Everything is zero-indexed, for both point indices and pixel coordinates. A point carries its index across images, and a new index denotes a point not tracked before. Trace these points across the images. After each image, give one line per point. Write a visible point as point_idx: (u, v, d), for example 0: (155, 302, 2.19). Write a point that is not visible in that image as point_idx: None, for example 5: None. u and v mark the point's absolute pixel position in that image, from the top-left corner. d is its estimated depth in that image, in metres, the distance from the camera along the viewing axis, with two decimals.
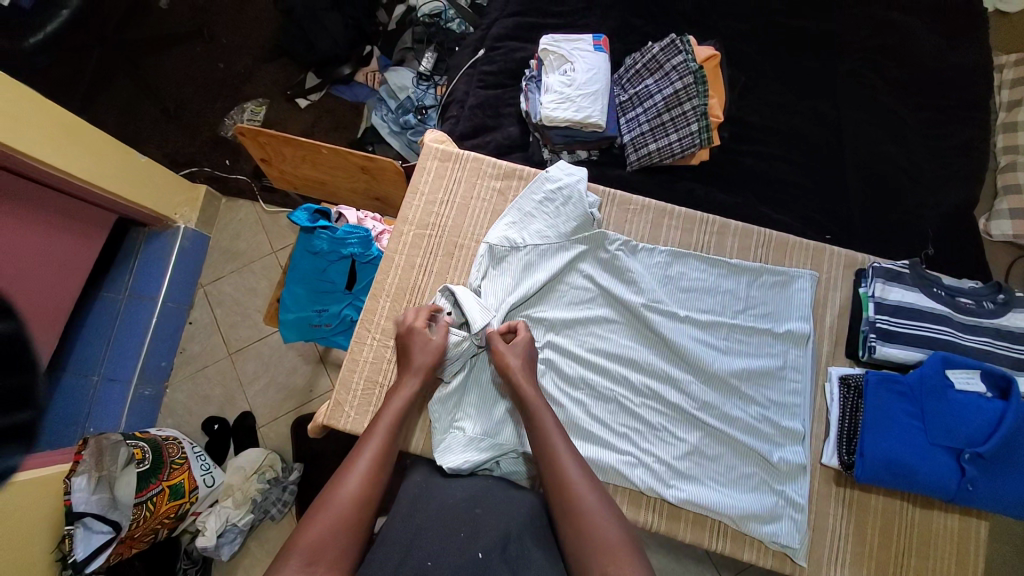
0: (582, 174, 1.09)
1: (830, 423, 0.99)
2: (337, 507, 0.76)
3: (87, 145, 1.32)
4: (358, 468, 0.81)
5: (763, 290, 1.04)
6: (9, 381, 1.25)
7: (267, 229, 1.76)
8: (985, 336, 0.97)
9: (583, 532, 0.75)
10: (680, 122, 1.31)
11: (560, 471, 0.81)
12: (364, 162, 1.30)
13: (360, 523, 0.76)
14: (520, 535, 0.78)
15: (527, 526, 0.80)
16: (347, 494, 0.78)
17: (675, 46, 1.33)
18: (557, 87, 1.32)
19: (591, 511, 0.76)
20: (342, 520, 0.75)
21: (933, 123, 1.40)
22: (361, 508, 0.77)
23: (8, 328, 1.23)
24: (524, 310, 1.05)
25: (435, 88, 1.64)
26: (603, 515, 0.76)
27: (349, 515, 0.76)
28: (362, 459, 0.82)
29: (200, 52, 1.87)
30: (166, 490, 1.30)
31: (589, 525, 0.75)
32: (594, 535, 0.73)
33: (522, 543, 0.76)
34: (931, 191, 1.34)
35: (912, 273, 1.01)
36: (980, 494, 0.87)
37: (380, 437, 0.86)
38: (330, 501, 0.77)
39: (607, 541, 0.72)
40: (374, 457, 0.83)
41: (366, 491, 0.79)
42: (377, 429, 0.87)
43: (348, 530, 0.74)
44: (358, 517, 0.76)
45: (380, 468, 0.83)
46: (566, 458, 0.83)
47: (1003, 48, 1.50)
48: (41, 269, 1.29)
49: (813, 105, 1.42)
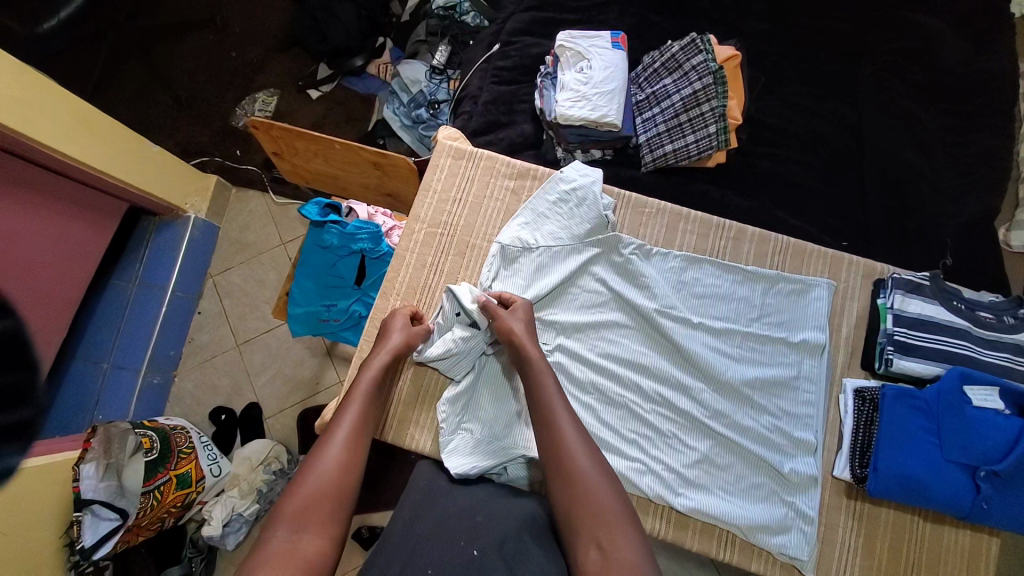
0: (597, 176, 1.07)
1: (843, 436, 0.97)
2: (319, 478, 0.76)
3: (99, 133, 1.31)
4: (338, 438, 0.82)
5: (779, 298, 1.03)
6: (7, 379, 1.22)
7: (276, 220, 1.75)
8: (1006, 352, 0.95)
9: (571, 494, 0.74)
10: (698, 124, 1.28)
11: (555, 431, 0.80)
12: (377, 158, 1.29)
13: (344, 492, 0.77)
14: (518, 534, 0.78)
15: (528, 527, 0.80)
16: (329, 463, 0.78)
17: (695, 45, 1.30)
18: (572, 85, 1.30)
19: (582, 471, 0.75)
20: (326, 489, 0.75)
21: (958, 129, 1.36)
22: (345, 477, 0.78)
23: (7, 326, 1.21)
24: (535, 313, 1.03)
25: (447, 83, 1.63)
26: (593, 475, 0.75)
27: (333, 485, 0.76)
28: (340, 428, 0.83)
29: (212, 41, 1.86)
30: (174, 479, 1.31)
31: (580, 487, 0.74)
32: (585, 499, 0.73)
33: (519, 541, 0.76)
34: (953, 199, 1.31)
35: (933, 286, 0.99)
36: (994, 513, 0.85)
37: (357, 408, 0.87)
38: (313, 470, 0.77)
39: (596, 503, 0.72)
40: (353, 427, 0.84)
41: (348, 461, 0.80)
42: (354, 400, 0.88)
43: (333, 499, 0.75)
44: (343, 485, 0.77)
45: (360, 438, 0.83)
46: (561, 419, 0.82)
47: None
48: (49, 256, 1.28)
49: (834, 108, 1.39)
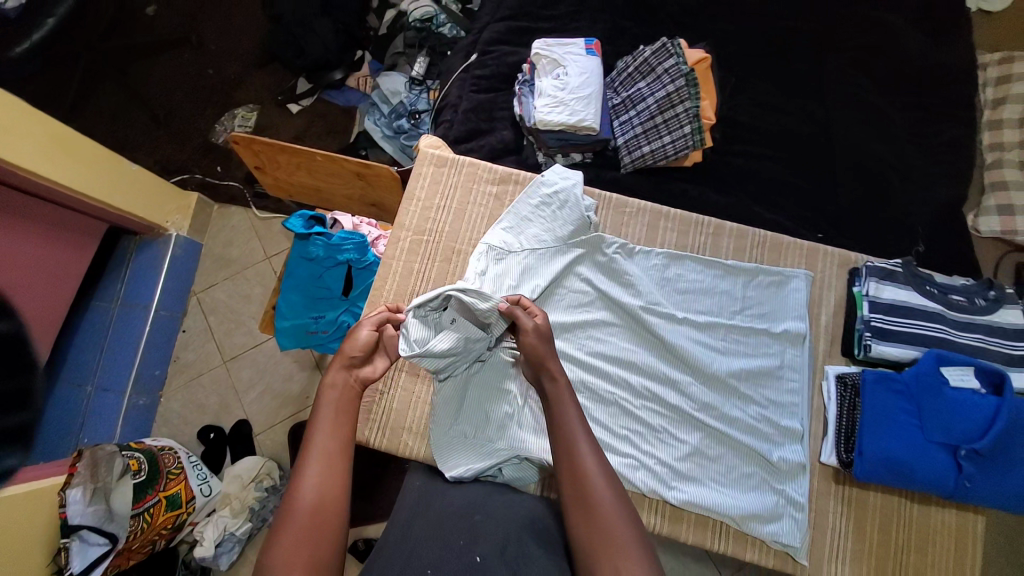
0: (577, 179, 1.10)
1: (827, 422, 0.99)
2: (298, 517, 0.70)
3: (77, 153, 1.30)
4: (311, 469, 0.75)
5: (759, 290, 1.05)
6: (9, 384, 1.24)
7: (260, 235, 1.74)
8: (978, 332, 0.98)
9: (590, 522, 0.74)
10: (673, 124, 1.32)
11: (576, 460, 0.78)
12: (360, 168, 1.29)
13: (329, 525, 0.71)
14: (518, 536, 0.79)
15: (529, 530, 0.81)
16: (305, 497, 0.72)
17: (666, 49, 1.34)
18: (549, 91, 1.32)
19: (602, 502, 0.75)
20: (306, 527, 0.69)
21: (922, 121, 1.42)
22: (325, 510, 0.72)
23: (6, 328, 1.22)
24: None
25: (427, 93, 1.64)
26: (612, 506, 0.74)
27: (314, 521, 0.70)
28: (314, 453, 0.76)
29: (188, 58, 1.85)
30: (163, 501, 1.28)
31: (599, 517, 0.73)
32: (604, 531, 0.72)
33: (521, 545, 0.77)
34: (921, 188, 1.36)
35: (905, 272, 1.02)
36: (976, 490, 0.88)
37: (325, 430, 0.79)
38: (291, 509, 0.71)
39: (614, 535, 0.72)
40: (325, 453, 0.77)
41: (326, 490, 0.73)
42: (323, 421, 0.80)
43: (317, 537, 0.69)
44: (328, 515, 0.72)
45: (334, 463, 0.76)
46: (582, 447, 0.80)
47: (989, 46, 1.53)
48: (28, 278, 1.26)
49: (803, 106, 1.44)
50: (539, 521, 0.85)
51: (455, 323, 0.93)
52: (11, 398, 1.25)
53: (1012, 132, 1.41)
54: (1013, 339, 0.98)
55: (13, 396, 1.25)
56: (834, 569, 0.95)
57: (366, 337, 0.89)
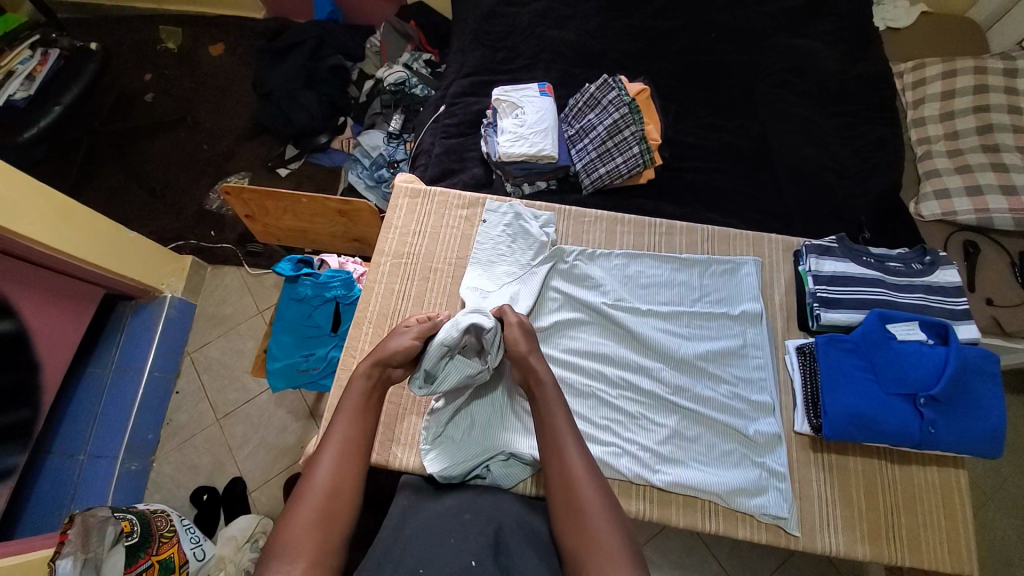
0: (515, 209, 1.24)
1: (795, 392, 1.05)
2: (311, 502, 0.75)
3: (81, 225, 1.39)
4: (327, 457, 0.80)
5: (714, 278, 1.15)
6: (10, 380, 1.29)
7: (252, 290, 1.83)
8: (919, 292, 1.07)
9: (576, 531, 0.75)
10: (623, 147, 1.46)
11: (567, 468, 0.81)
12: (342, 206, 1.42)
13: (338, 513, 0.75)
14: (506, 539, 0.78)
15: (517, 530, 0.80)
16: (319, 483, 0.77)
17: (608, 84, 1.52)
18: (511, 128, 1.48)
19: (591, 511, 0.76)
20: (318, 511, 0.74)
21: (846, 127, 1.59)
22: (336, 497, 0.76)
23: (9, 327, 1.28)
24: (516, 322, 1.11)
25: (404, 144, 1.81)
26: (601, 513, 0.75)
27: (326, 506, 0.75)
28: (330, 444, 0.82)
29: (184, 137, 2.04)
30: (156, 564, 1.25)
31: (587, 525, 0.75)
32: (592, 540, 0.73)
33: (509, 550, 0.76)
34: (856, 187, 1.50)
35: (842, 247, 1.12)
36: (942, 435, 0.92)
37: (343, 425, 0.85)
38: (305, 493, 0.76)
39: (602, 541, 0.73)
40: (342, 443, 0.82)
41: (339, 479, 0.78)
42: (344, 416, 0.87)
43: (325, 524, 0.74)
44: (338, 506, 0.76)
45: (351, 453, 0.82)
46: (573, 456, 0.82)
47: (901, 56, 1.71)
48: (28, 342, 1.32)
49: (739, 124, 1.61)
50: (529, 524, 0.83)
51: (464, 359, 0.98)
52: (8, 393, 1.28)
53: (934, 126, 1.55)
54: (953, 296, 1.06)
55: (10, 393, 1.29)
56: (829, 540, 0.96)
57: (404, 346, 0.96)
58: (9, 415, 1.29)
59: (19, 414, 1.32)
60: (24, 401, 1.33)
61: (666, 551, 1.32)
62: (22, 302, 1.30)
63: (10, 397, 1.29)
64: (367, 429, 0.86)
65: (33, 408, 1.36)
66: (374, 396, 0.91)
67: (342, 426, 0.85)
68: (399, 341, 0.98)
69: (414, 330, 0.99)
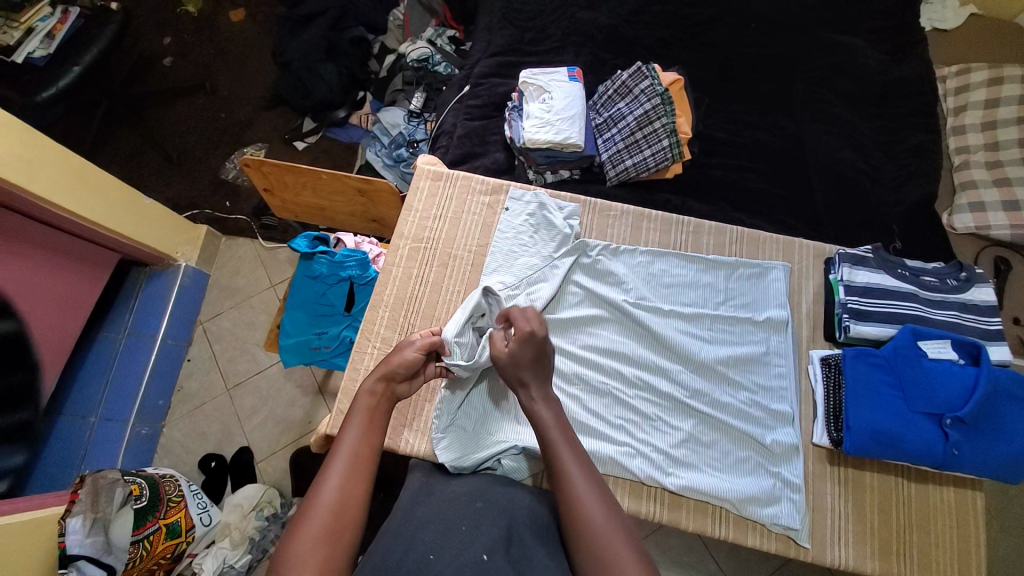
0: (541, 197, 1.21)
1: (816, 404, 1.03)
2: (319, 516, 0.70)
3: (98, 189, 1.38)
4: (335, 472, 0.75)
5: (740, 282, 1.12)
6: (9, 381, 1.27)
7: (265, 264, 1.82)
8: (953, 309, 1.04)
9: (581, 533, 0.70)
10: (652, 139, 1.41)
11: (567, 484, 0.74)
12: (361, 184, 1.39)
13: (345, 533, 0.70)
14: (521, 535, 0.76)
15: (529, 527, 0.78)
16: (327, 499, 0.72)
17: (641, 72, 1.46)
18: (537, 113, 1.43)
19: (598, 524, 0.70)
20: (324, 530, 0.69)
21: (885, 130, 1.53)
22: (345, 512, 0.71)
23: (8, 328, 1.24)
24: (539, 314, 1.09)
25: (425, 124, 1.76)
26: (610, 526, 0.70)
27: (333, 524, 0.70)
28: (342, 453, 0.78)
29: (202, 104, 2.01)
30: (163, 528, 1.26)
31: (593, 535, 0.69)
32: (600, 544, 0.68)
33: (524, 544, 0.74)
34: (891, 192, 1.45)
35: (876, 257, 1.09)
36: (965, 459, 0.90)
37: (356, 435, 0.80)
38: (311, 511, 0.70)
39: (613, 550, 0.67)
40: (353, 456, 0.77)
41: (347, 497, 0.73)
42: (353, 425, 0.82)
43: (332, 543, 0.68)
44: (346, 522, 0.71)
45: (360, 469, 0.77)
46: (572, 470, 0.76)
47: (947, 59, 1.64)
48: (26, 342, 1.29)
49: (773, 121, 1.55)
50: (542, 520, 0.81)
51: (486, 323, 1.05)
52: (11, 395, 1.28)
53: (974, 135, 1.49)
54: (988, 315, 1.03)
55: (13, 395, 1.29)
56: (837, 553, 0.95)
57: (413, 357, 0.92)
58: (10, 417, 1.29)
59: (20, 416, 1.32)
60: (27, 403, 1.34)
61: (665, 547, 1.33)
62: (25, 303, 1.27)
63: (11, 402, 1.29)
64: (380, 439, 0.82)
65: (34, 412, 1.36)
66: (383, 409, 0.86)
67: (355, 437, 0.80)
68: (406, 352, 0.93)
69: (419, 342, 0.94)
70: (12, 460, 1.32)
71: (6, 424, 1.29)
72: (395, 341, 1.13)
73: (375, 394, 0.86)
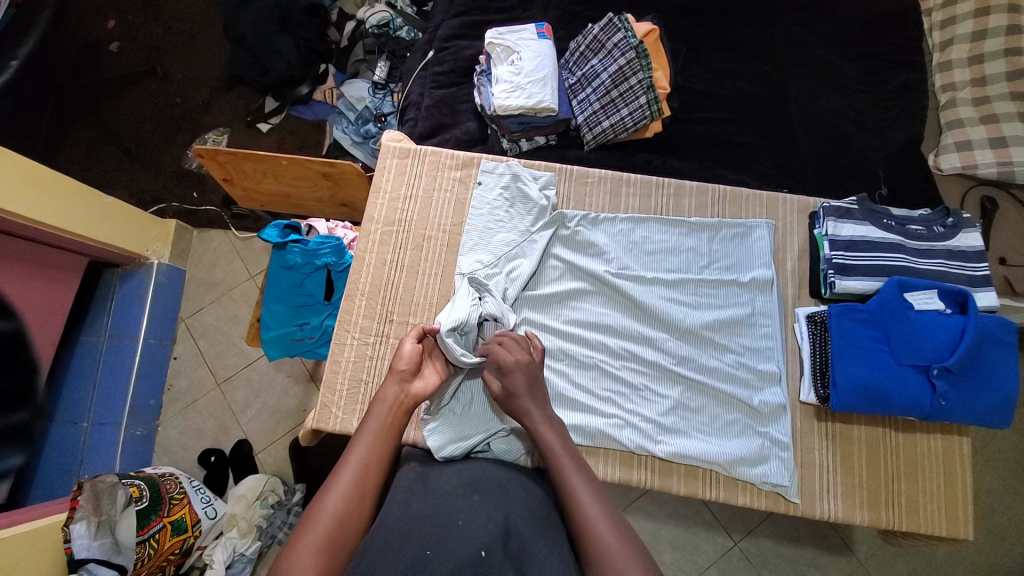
0: (513, 168, 1.15)
1: (802, 362, 1.03)
2: (320, 522, 0.69)
3: (54, 191, 1.29)
4: (342, 480, 0.75)
5: (724, 244, 1.09)
6: (10, 382, 1.29)
7: (242, 254, 1.75)
8: (939, 258, 1.02)
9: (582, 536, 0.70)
10: (629, 97, 1.34)
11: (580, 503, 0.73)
12: (325, 168, 1.32)
13: (346, 541, 0.69)
14: (518, 527, 0.71)
15: (527, 518, 0.75)
16: (330, 506, 0.71)
17: (613, 24, 1.37)
18: (507, 77, 1.34)
19: (609, 545, 0.67)
20: (326, 537, 0.68)
21: (872, 71, 1.46)
22: (345, 522, 0.70)
23: (7, 327, 1.26)
24: (523, 291, 1.06)
25: (391, 95, 1.67)
26: (617, 543, 0.68)
27: (334, 533, 0.69)
28: (350, 463, 0.77)
29: (155, 89, 1.88)
30: (168, 526, 1.26)
31: (602, 552, 0.67)
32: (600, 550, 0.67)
33: (522, 538, 0.70)
34: (878, 135, 1.40)
35: (861, 209, 1.06)
36: (952, 407, 0.90)
37: (366, 446, 0.79)
38: (313, 518, 0.69)
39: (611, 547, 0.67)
40: (359, 467, 0.77)
41: (353, 508, 0.72)
42: (365, 435, 0.81)
43: (330, 549, 0.67)
44: (345, 533, 0.70)
45: (367, 480, 0.76)
46: (584, 493, 0.75)
47: None
48: (27, 342, 1.31)
49: (755, 68, 1.47)
50: (538, 512, 0.78)
51: (484, 304, 1.00)
52: (11, 395, 1.30)
53: (961, 71, 1.41)
54: (974, 261, 1.01)
55: (13, 395, 1.30)
56: (828, 506, 0.97)
57: (412, 350, 0.92)
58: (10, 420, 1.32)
59: (20, 415, 1.34)
60: (24, 404, 1.35)
61: (662, 502, 1.36)
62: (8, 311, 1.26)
63: (10, 401, 1.30)
64: (389, 452, 0.81)
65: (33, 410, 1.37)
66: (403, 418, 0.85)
67: (364, 445, 0.80)
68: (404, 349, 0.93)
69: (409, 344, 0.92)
70: (11, 461, 1.33)
71: (6, 424, 1.30)
72: (374, 330, 1.10)
73: (392, 399, 0.86)
